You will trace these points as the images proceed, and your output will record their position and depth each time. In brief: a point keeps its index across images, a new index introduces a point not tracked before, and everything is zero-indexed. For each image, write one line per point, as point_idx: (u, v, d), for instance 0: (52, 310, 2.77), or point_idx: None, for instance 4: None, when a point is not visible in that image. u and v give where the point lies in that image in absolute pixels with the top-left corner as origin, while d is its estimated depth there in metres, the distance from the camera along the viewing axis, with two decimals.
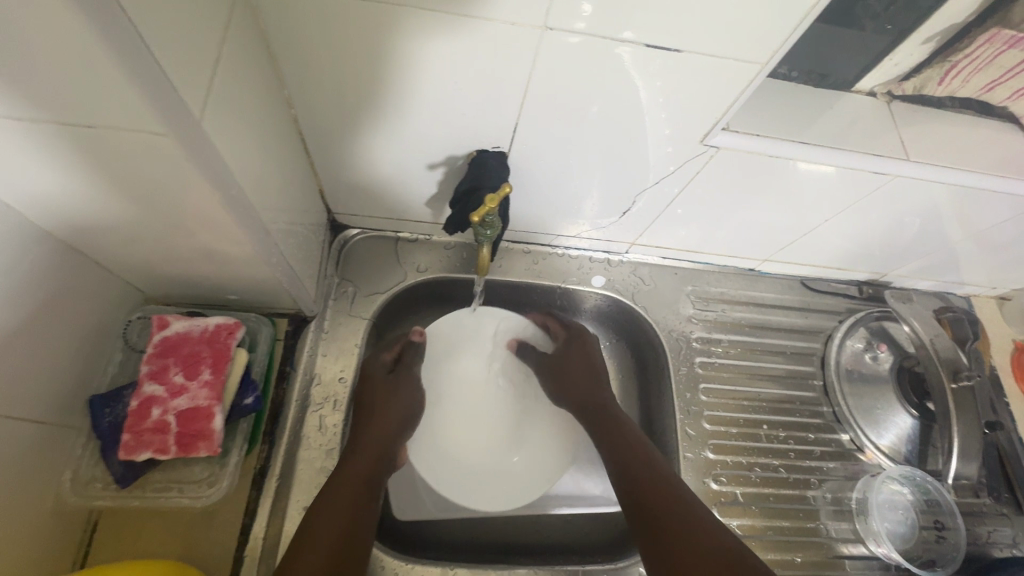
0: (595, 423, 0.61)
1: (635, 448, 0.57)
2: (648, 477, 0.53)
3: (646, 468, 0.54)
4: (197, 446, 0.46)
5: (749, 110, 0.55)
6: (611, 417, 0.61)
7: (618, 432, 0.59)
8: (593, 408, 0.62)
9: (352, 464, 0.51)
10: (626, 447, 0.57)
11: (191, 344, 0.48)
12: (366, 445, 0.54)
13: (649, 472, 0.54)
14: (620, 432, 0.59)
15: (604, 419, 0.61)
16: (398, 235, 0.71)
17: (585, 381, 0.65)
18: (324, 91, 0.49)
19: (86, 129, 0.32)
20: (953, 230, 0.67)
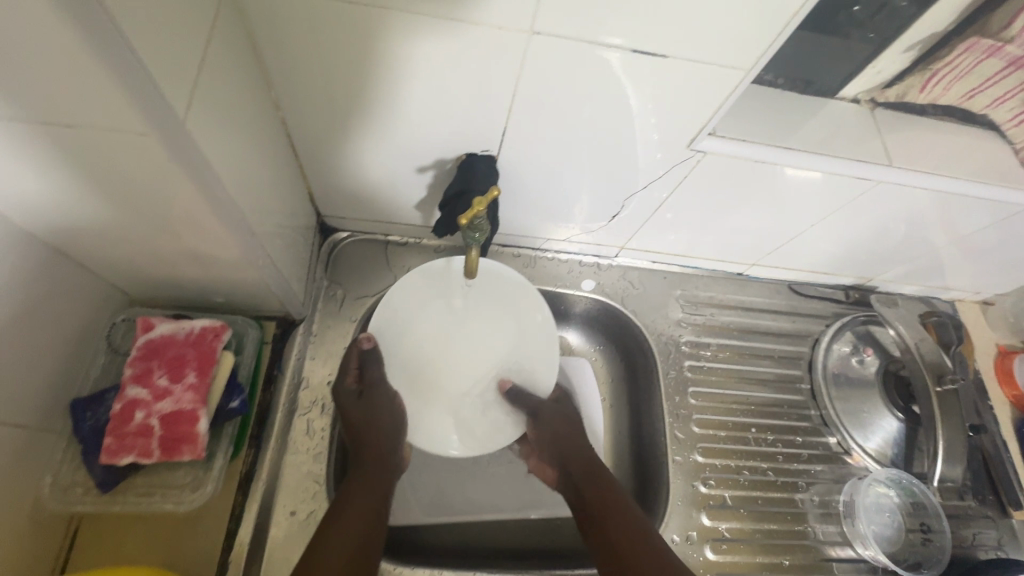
0: (565, 473, 0.60)
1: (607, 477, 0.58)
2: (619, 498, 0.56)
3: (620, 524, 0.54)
4: (181, 450, 0.45)
5: (735, 117, 0.55)
6: (582, 467, 0.59)
7: (590, 485, 0.58)
8: (561, 459, 0.60)
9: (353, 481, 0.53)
10: (599, 502, 0.56)
11: (176, 347, 0.48)
12: (359, 470, 0.54)
13: (623, 529, 0.54)
14: (590, 482, 0.58)
15: (577, 472, 0.59)
16: (387, 238, 0.71)
17: (555, 429, 0.62)
18: (313, 94, 0.48)
19: (67, 128, 0.31)
20: (937, 235, 0.68)
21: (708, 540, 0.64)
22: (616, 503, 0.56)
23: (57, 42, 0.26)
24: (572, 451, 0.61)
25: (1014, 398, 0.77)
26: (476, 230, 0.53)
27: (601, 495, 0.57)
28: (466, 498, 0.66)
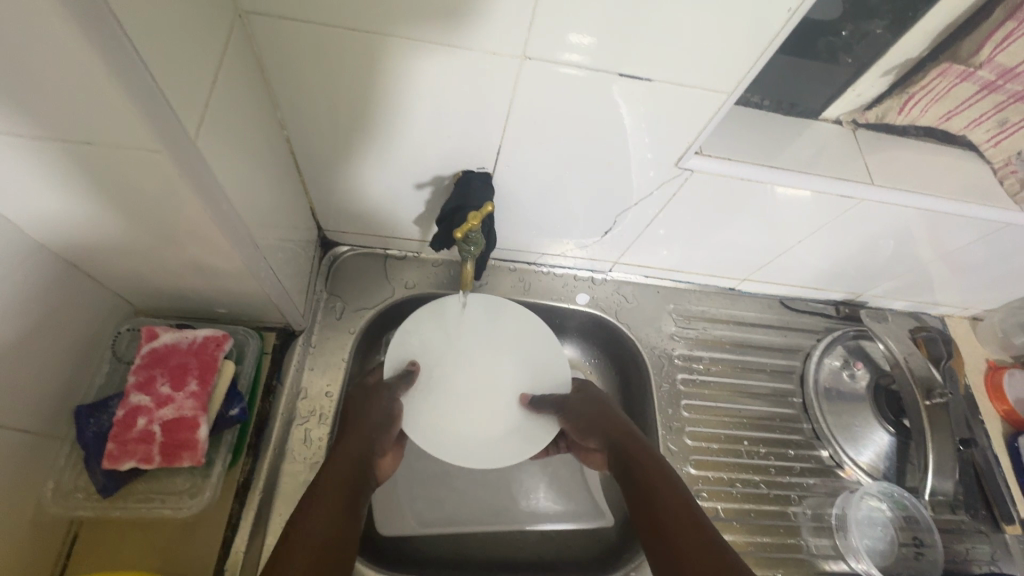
0: (618, 454, 0.57)
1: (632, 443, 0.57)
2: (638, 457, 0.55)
3: (671, 498, 0.49)
4: (181, 456, 0.46)
5: (722, 137, 0.58)
6: (635, 448, 0.56)
7: (642, 463, 0.54)
8: (617, 442, 0.57)
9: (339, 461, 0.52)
10: (654, 481, 0.52)
11: (178, 355, 0.49)
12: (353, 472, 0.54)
13: (672, 501, 0.49)
14: (645, 460, 0.54)
15: (629, 450, 0.56)
16: (387, 252, 0.72)
17: (604, 421, 0.60)
18: (317, 114, 0.51)
19: (82, 146, 0.33)
20: (922, 251, 0.70)
21: None
22: (667, 483, 0.51)
23: (78, 69, 0.28)
24: (626, 434, 0.58)
25: (1004, 413, 0.78)
26: (471, 245, 0.55)
27: (658, 473, 0.52)
28: (461, 510, 0.67)
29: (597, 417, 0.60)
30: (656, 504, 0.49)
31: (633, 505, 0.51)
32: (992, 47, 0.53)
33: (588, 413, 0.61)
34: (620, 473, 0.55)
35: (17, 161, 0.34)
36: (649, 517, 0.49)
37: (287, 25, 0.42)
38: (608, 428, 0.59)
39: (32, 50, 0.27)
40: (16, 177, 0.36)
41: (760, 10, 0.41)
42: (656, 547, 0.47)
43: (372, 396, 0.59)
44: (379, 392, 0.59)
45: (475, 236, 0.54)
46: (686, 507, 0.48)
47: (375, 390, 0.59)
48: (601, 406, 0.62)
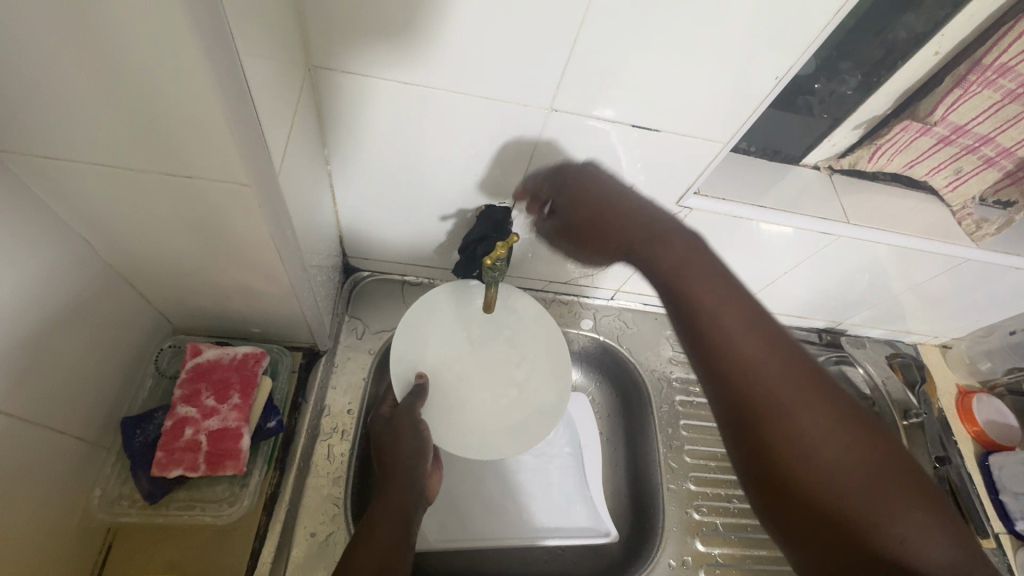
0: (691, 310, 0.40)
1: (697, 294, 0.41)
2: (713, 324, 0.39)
3: (778, 376, 0.36)
4: (224, 464, 0.49)
5: (715, 179, 0.65)
6: (683, 247, 0.44)
7: (726, 318, 0.38)
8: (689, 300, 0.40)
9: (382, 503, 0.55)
10: (755, 358, 0.37)
11: (221, 370, 0.52)
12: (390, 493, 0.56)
13: (788, 383, 0.36)
14: (734, 318, 0.38)
15: (693, 298, 0.40)
16: (404, 278, 0.77)
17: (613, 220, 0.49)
18: (358, 151, 0.56)
19: (173, 177, 0.38)
20: (897, 282, 0.77)
21: (702, 565, 0.68)
22: (774, 344, 0.37)
23: (196, 114, 0.33)
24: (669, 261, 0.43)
25: (975, 434, 0.85)
26: (496, 270, 0.58)
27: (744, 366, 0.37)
28: (474, 526, 0.70)
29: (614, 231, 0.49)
30: (765, 388, 0.36)
31: (726, 379, 0.37)
32: (944, 108, 0.61)
33: (579, 199, 0.52)
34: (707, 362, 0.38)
35: (114, 190, 0.40)
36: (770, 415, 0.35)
37: (344, 76, 0.48)
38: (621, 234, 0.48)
39: (156, 95, 0.32)
40: (108, 202, 0.41)
41: (748, 75, 0.48)
42: (779, 459, 0.34)
43: (397, 422, 0.60)
44: (401, 417, 0.60)
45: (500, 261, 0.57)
46: (815, 396, 0.35)
47: (396, 414, 0.61)
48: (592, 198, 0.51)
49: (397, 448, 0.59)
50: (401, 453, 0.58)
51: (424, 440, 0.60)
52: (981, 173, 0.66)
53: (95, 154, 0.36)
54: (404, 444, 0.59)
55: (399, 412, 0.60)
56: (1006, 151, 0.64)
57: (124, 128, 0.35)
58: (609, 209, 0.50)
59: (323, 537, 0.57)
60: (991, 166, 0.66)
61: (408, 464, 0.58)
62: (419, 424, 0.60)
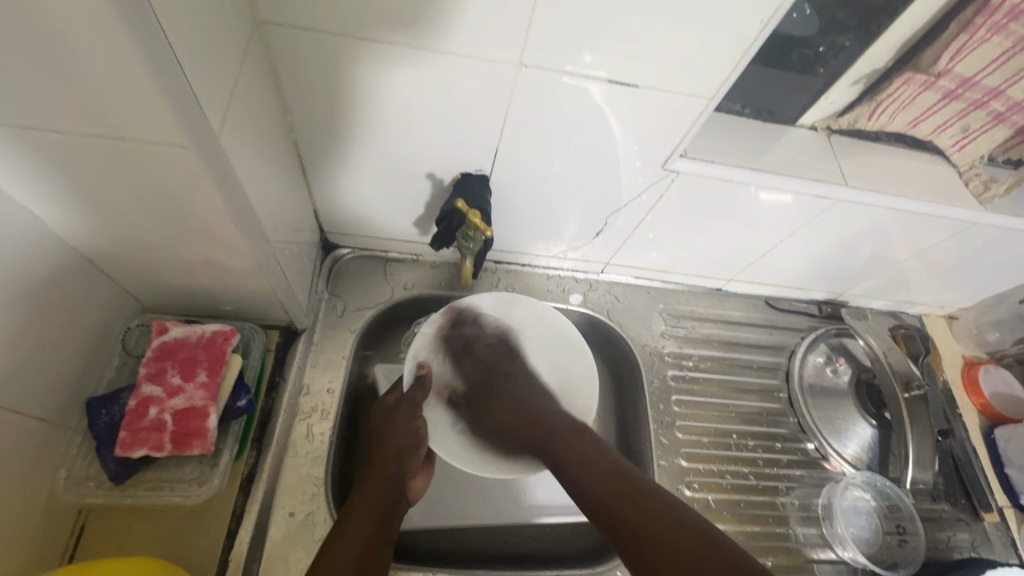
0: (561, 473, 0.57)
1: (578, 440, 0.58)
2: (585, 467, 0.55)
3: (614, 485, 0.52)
4: (191, 444, 0.48)
5: (704, 142, 0.61)
6: (571, 438, 0.58)
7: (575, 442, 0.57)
8: (557, 453, 0.57)
9: (365, 488, 0.55)
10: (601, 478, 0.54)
11: (188, 349, 0.51)
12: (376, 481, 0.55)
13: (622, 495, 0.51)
14: (576, 448, 0.57)
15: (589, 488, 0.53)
16: (387, 255, 0.75)
17: (529, 425, 0.60)
18: (322, 118, 0.53)
19: (108, 140, 0.36)
20: (899, 249, 0.73)
21: None
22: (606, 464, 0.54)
23: (115, 62, 0.30)
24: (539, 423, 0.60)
25: (981, 406, 0.82)
26: (471, 240, 0.59)
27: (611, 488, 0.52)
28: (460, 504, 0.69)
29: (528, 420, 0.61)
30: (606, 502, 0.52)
31: (577, 494, 0.54)
32: (948, 57, 0.57)
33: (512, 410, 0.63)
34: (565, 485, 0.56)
35: (47, 157, 0.37)
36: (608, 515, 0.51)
37: (298, 34, 0.45)
38: (536, 423, 0.60)
39: (74, 43, 0.29)
40: (46, 171, 0.38)
41: (735, 24, 0.45)
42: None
43: (395, 415, 0.60)
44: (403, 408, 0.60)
45: (474, 233, 0.58)
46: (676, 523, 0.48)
47: (396, 408, 0.61)
48: (512, 406, 0.62)
49: (387, 440, 0.59)
50: (389, 445, 0.58)
51: (419, 436, 0.60)
52: (990, 131, 0.62)
53: (19, 115, 0.33)
54: (399, 435, 0.59)
55: (399, 405, 0.61)
56: (1017, 105, 0.60)
57: (43, 84, 0.32)
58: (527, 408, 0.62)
59: (302, 516, 0.57)
60: (1001, 123, 0.62)
61: (396, 461, 0.57)
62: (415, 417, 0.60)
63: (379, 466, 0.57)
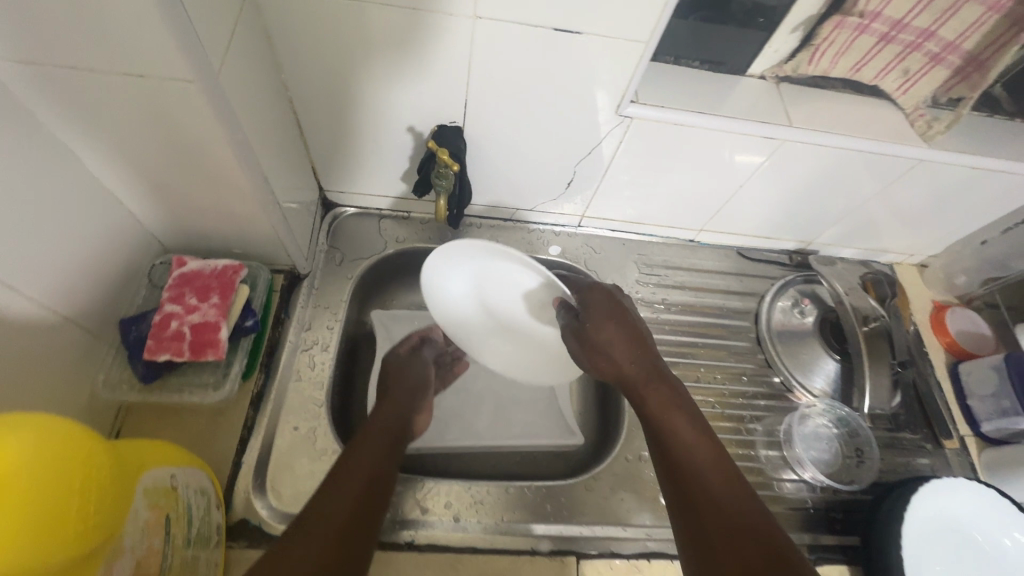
0: (647, 420, 0.57)
1: (669, 403, 0.57)
2: (675, 432, 0.55)
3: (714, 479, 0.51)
4: (206, 352, 0.56)
5: (658, 91, 0.67)
6: (664, 400, 0.57)
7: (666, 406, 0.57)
8: (644, 395, 0.58)
9: (347, 470, 0.52)
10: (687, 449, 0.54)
11: (203, 278, 0.59)
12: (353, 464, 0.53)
13: (714, 492, 0.50)
14: (671, 416, 0.56)
15: (666, 435, 0.55)
16: (381, 212, 0.83)
17: (626, 360, 0.59)
18: (312, 76, 0.61)
19: (127, 80, 0.43)
20: (856, 192, 0.78)
21: None
22: (715, 456, 0.53)
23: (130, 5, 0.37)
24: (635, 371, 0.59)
25: (947, 344, 0.85)
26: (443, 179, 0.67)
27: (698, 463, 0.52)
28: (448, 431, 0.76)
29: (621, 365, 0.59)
30: (692, 496, 0.50)
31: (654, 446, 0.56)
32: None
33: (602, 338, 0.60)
34: (659, 458, 0.55)
35: (81, 97, 0.45)
36: (688, 497, 0.51)
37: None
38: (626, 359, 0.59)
39: None
40: (80, 111, 0.46)
41: None
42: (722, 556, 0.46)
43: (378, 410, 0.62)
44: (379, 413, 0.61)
45: (444, 171, 0.66)
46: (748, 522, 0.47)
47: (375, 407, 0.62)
48: (612, 340, 0.60)
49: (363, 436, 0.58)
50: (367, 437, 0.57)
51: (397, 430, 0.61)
52: (929, 72, 0.67)
53: (59, 59, 0.41)
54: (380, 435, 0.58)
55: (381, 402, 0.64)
56: (951, 45, 0.64)
57: (75, 31, 0.39)
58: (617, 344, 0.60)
59: (305, 430, 0.65)
60: (939, 64, 0.66)
61: (393, 441, 0.59)
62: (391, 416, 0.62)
63: (373, 441, 0.57)
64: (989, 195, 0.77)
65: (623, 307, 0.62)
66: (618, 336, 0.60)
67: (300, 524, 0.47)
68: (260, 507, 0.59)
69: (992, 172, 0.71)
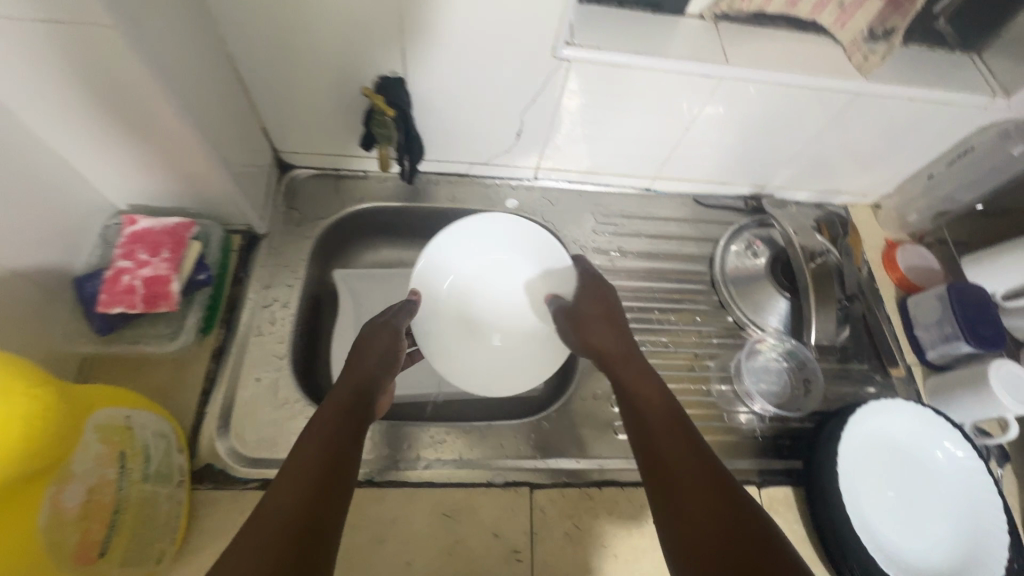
0: (619, 388, 0.57)
1: (644, 374, 0.57)
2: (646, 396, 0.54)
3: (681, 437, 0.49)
4: (160, 304, 0.59)
5: (595, 33, 0.68)
6: (640, 372, 0.57)
7: (641, 377, 0.56)
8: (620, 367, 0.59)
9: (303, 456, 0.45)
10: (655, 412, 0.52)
11: (155, 235, 0.61)
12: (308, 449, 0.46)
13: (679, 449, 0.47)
14: (644, 384, 0.55)
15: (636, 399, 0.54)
16: (339, 172, 0.84)
17: (612, 339, 0.62)
18: (249, 31, 0.62)
19: (46, 26, 0.44)
20: (801, 132, 0.79)
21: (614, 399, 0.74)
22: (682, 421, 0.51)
23: None
24: (614, 347, 0.61)
25: (898, 280, 0.87)
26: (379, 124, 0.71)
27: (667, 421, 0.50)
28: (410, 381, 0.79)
29: (605, 341, 0.62)
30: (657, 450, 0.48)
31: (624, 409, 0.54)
32: None
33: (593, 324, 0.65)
34: (629, 422, 0.53)
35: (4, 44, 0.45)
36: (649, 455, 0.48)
37: None
38: (612, 339, 0.62)
39: None
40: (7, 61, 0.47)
41: None
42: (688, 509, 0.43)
43: (345, 391, 0.54)
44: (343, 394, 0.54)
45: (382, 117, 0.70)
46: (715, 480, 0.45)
47: (340, 390, 0.54)
48: (604, 326, 0.64)
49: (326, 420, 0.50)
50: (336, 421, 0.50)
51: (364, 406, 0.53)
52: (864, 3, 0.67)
53: None
54: (353, 416, 0.51)
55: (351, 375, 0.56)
56: None
57: None
58: (607, 328, 0.63)
59: (266, 381, 0.68)
60: None
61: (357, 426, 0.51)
62: (363, 399, 0.54)
63: (337, 426, 0.49)
64: (934, 128, 0.78)
65: (615, 301, 0.67)
66: (606, 322, 0.64)
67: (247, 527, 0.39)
68: (223, 452, 0.62)
69: (931, 103, 0.73)
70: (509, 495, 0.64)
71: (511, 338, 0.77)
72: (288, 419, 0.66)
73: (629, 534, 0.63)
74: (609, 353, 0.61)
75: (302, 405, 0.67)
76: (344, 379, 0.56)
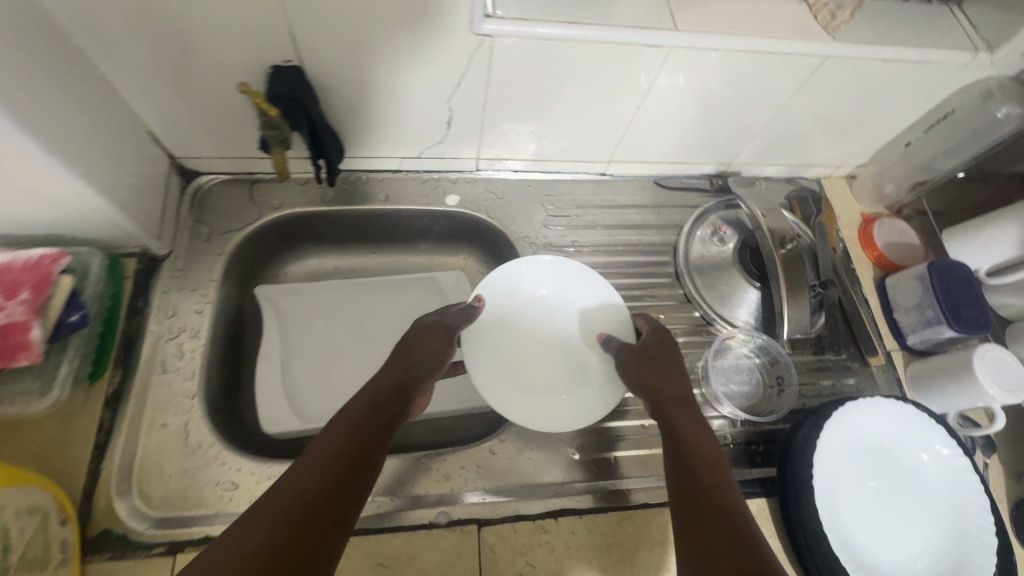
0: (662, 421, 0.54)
1: (689, 414, 0.54)
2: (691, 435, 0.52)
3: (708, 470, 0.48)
4: (17, 355, 0.51)
5: (521, 2, 0.58)
6: (688, 412, 0.54)
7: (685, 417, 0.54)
8: (665, 398, 0.56)
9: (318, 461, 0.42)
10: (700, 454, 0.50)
11: (10, 272, 0.52)
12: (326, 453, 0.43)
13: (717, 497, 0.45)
14: (689, 424, 0.53)
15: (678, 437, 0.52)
16: (253, 177, 0.75)
17: (663, 371, 0.58)
18: (101, 21, 0.51)
19: None
20: (764, 104, 0.71)
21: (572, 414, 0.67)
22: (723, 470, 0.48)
23: None
24: (662, 378, 0.58)
25: (875, 259, 0.81)
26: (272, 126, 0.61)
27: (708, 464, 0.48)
28: None
29: (652, 369, 0.59)
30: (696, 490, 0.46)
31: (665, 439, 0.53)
32: None
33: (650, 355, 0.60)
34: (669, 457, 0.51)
35: None
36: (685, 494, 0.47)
37: None
38: (665, 372, 0.58)
39: None
40: None
41: None
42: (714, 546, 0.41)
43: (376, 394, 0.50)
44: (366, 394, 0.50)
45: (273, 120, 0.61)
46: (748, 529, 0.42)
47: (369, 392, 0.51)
48: (659, 357, 0.60)
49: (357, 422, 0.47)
50: (360, 424, 0.46)
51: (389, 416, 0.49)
52: None
53: None
54: (377, 421, 0.48)
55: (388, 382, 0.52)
56: None
57: None
58: (664, 360, 0.60)
59: (174, 426, 0.60)
60: None
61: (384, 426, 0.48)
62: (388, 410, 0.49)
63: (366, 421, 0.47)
64: (910, 91, 0.70)
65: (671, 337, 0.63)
66: (663, 355, 0.61)
67: (252, 518, 0.38)
68: (123, 514, 0.54)
69: (907, 64, 0.65)
70: (454, 535, 0.57)
71: (548, 386, 0.69)
72: (200, 467, 0.58)
73: (590, 568, 0.58)
74: (655, 382, 0.57)
75: (217, 449, 0.60)
76: (384, 371, 0.53)
